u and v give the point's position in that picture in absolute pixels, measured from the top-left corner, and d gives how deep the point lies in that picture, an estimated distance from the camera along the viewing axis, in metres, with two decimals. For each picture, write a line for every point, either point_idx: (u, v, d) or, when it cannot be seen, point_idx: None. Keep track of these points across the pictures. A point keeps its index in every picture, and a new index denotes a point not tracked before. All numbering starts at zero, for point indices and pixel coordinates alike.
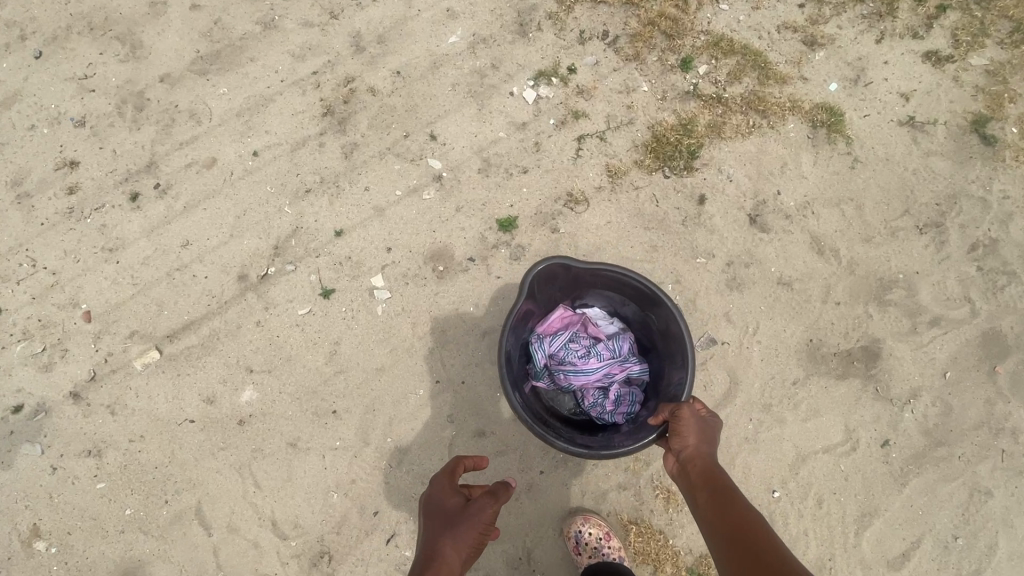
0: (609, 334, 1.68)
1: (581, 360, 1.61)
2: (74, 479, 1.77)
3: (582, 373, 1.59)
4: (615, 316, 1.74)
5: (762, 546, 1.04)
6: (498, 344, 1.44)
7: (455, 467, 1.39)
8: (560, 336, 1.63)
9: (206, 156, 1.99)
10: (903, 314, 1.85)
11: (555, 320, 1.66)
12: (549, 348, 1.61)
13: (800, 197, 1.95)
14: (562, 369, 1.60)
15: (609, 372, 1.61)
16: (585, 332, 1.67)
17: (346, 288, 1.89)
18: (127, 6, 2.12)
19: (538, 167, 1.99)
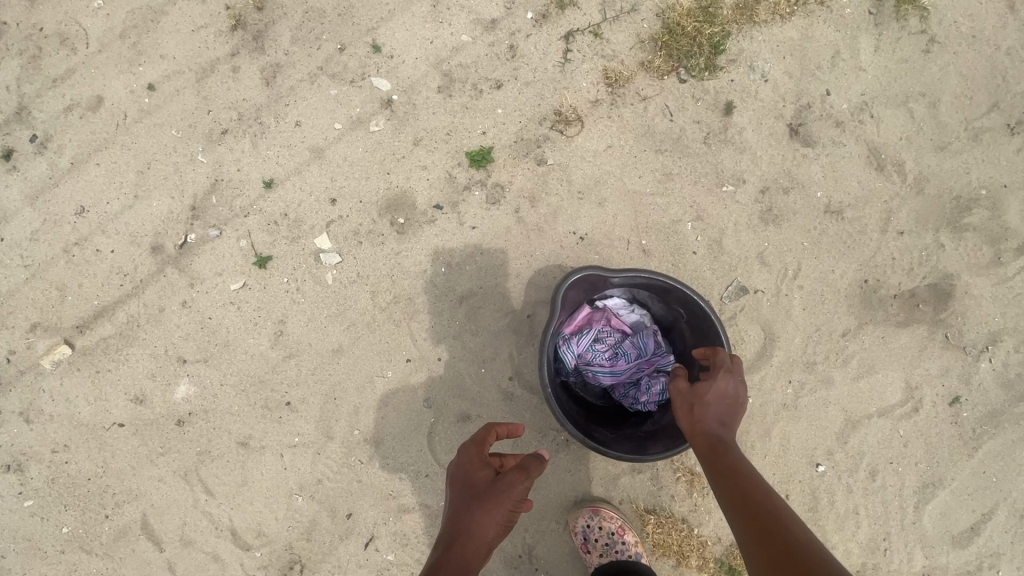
0: (636, 322, 1.37)
1: (611, 360, 1.34)
2: None
3: (612, 373, 1.34)
4: (635, 300, 1.41)
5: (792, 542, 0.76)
6: (543, 359, 1.20)
7: (483, 435, 1.04)
8: (585, 338, 1.34)
9: (90, 96, 1.56)
10: (983, 241, 1.47)
11: (576, 319, 1.35)
12: (575, 355, 1.34)
13: (855, 97, 1.51)
14: (591, 372, 1.35)
15: (642, 367, 1.33)
16: (610, 324, 1.36)
17: (286, 253, 1.52)
18: None
19: (515, 79, 1.54)
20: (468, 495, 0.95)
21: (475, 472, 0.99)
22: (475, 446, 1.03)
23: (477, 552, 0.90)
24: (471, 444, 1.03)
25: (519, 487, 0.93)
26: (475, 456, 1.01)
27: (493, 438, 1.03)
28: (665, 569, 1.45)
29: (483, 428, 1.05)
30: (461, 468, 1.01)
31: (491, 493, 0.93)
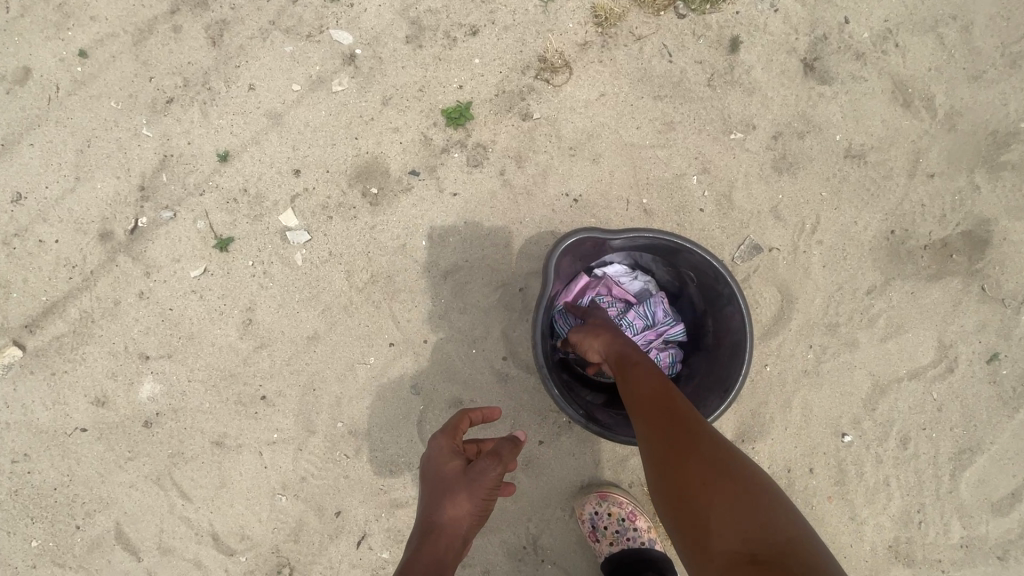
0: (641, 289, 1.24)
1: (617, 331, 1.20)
2: None
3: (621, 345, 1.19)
4: (637, 266, 1.27)
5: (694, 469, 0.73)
6: (535, 340, 1.06)
7: (456, 423, 0.92)
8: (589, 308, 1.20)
9: (16, 68, 1.38)
10: (1023, 180, 1.32)
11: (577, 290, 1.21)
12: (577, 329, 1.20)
13: (877, 23, 1.34)
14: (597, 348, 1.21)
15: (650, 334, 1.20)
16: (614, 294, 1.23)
17: (249, 233, 1.38)
18: None
19: (492, 23, 1.36)
20: (439, 489, 0.82)
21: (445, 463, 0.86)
22: (444, 434, 0.91)
23: (451, 549, 0.78)
24: (440, 433, 0.91)
25: (493, 474, 0.82)
26: (444, 444, 0.89)
27: (466, 425, 0.92)
28: (680, 555, 1.34)
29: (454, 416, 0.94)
30: (429, 459, 0.88)
31: (466, 483, 0.82)
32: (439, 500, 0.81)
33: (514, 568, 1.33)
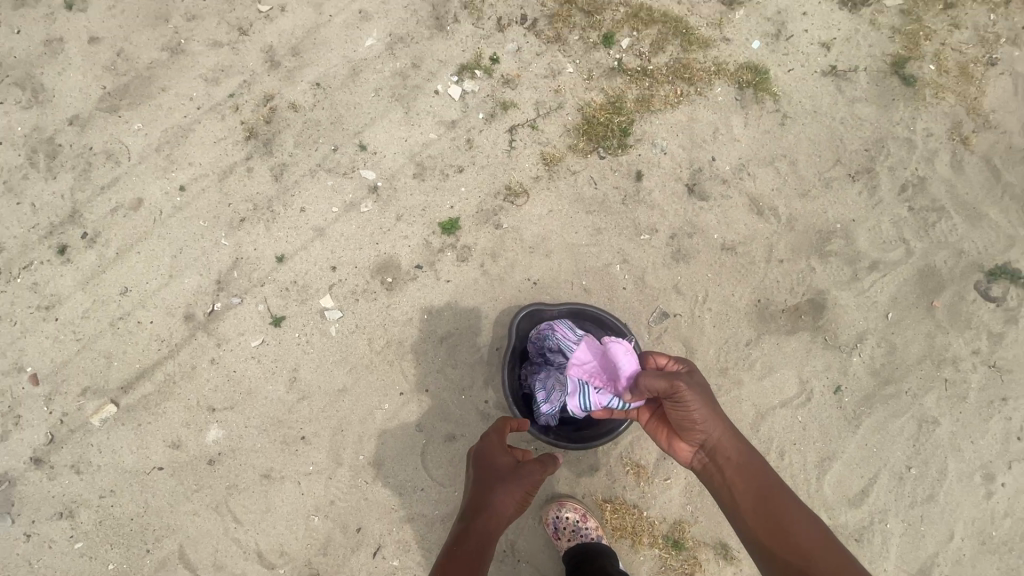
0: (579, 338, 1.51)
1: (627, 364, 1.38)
2: (51, 542, 1.76)
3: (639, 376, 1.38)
4: None
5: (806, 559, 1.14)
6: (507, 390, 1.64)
7: (504, 428, 1.37)
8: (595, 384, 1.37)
9: (133, 198, 1.94)
10: (843, 262, 1.91)
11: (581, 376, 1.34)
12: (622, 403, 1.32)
13: (734, 160, 1.97)
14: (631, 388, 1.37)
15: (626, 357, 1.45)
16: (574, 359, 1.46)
17: (297, 313, 1.87)
18: (21, 47, 2.05)
19: (473, 163, 1.97)
20: (493, 477, 1.29)
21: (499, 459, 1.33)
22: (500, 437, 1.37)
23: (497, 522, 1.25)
24: (493, 432, 1.37)
25: (536, 476, 1.28)
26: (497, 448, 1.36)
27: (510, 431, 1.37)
28: (624, 550, 1.75)
29: (501, 420, 1.38)
30: (490, 454, 1.34)
31: (516, 478, 1.27)
32: (495, 484, 1.27)
33: (497, 567, 1.72)
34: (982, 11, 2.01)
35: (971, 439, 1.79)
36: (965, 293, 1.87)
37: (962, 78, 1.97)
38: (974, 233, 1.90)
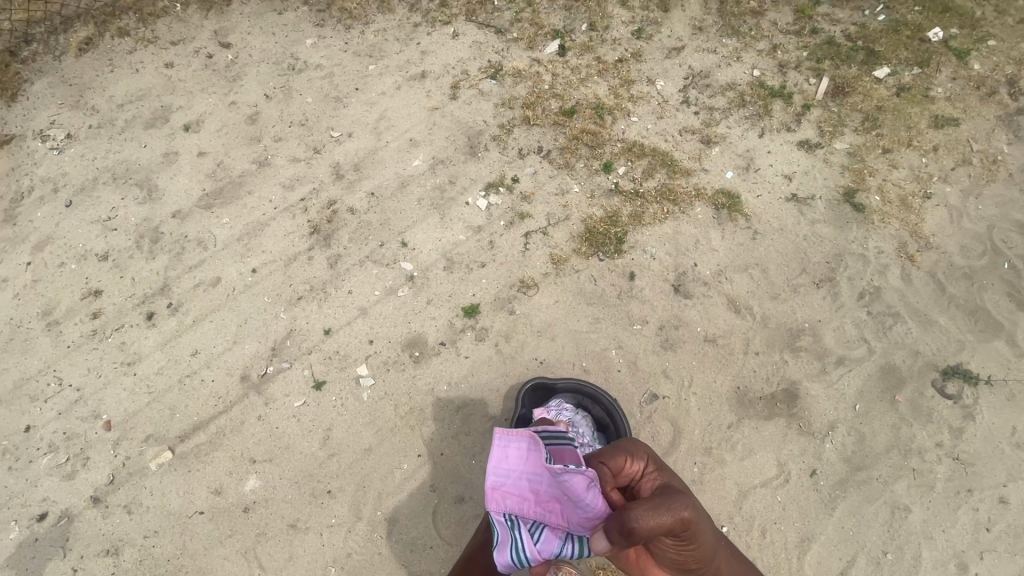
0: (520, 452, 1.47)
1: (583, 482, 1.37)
2: None
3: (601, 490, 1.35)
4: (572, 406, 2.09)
5: None
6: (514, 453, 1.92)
7: None
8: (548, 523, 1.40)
9: (212, 276, 2.39)
10: (813, 357, 2.18)
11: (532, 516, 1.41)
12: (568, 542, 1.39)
13: (714, 266, 2.33)
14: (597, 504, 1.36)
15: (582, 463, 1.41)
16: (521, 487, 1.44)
17: (336, 378, 2.18)
18: (144, 157, 2.73)
19: (493, 260, 2.37)
20: None
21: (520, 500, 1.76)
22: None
23: None
24: None
25: None
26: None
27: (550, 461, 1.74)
28: None
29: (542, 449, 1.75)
30: None
31: None
32: None
33: None
34: (916, 155, 2.46)
35: (942, 528, 1.93)
36: (924, 389, 2.11)
37: (903, 207, 2.38)
38: (927, 336, 2.18)
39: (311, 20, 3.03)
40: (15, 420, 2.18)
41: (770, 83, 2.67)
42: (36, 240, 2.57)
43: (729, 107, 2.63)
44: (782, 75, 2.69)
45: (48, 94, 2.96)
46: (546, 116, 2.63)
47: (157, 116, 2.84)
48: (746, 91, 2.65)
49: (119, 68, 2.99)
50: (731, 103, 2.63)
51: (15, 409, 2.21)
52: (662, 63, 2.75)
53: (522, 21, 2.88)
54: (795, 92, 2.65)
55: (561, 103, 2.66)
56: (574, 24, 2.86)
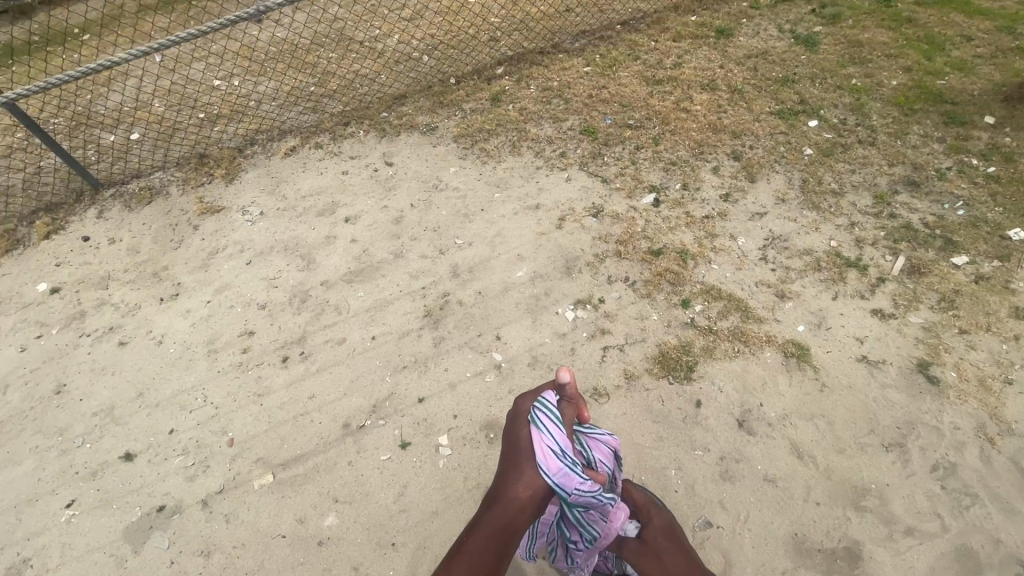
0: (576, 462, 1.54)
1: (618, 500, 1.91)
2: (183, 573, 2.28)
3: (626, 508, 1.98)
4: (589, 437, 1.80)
5: None
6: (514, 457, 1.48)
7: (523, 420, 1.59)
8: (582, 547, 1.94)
9: (339, 336, 2.92)
10: (879, 520, 2.16)
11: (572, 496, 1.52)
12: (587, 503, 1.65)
13: (780, 409, 2.45)
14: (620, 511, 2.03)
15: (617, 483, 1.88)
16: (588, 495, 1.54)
17: (419, 442, 2.50)
18: (311, 236, 3.48)
19: (572, 365, 2.68)
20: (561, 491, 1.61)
21: (518, 511, 1.40)
22: (530, 491, 1.43)
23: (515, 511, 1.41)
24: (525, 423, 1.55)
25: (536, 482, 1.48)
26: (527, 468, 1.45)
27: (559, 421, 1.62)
28: None
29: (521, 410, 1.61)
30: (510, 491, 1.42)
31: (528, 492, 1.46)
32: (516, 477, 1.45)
33: None
34: (995, 340, 2.55)
35: None
36: None
37: (981, 388, 2.42)
38: (1010, 525, 2.11)
39: (456, 153, 3.84)
40: (166, 422, 2.75)
41: (846, 254, 2.95)
42: (218, 286, 3.31)
43: (805, 268, 2.92)
44: (858, 248, 2.97)
45: (256, 180, 3.92)
46: (636, 252, 3.07)
47: (328, 207, 3.65)
48: (822, 257, 2.95)
49: (309, 169, 3.93)
50: (807, 266, 2.92)
51: (168, 413, 2.78)
52: (744, 223, 3.15)
53: (625, 175, 3.48)
54: (870, 264, 2.90)
55: (650, 243, 3.10)
56: (669, 182, 3.40)
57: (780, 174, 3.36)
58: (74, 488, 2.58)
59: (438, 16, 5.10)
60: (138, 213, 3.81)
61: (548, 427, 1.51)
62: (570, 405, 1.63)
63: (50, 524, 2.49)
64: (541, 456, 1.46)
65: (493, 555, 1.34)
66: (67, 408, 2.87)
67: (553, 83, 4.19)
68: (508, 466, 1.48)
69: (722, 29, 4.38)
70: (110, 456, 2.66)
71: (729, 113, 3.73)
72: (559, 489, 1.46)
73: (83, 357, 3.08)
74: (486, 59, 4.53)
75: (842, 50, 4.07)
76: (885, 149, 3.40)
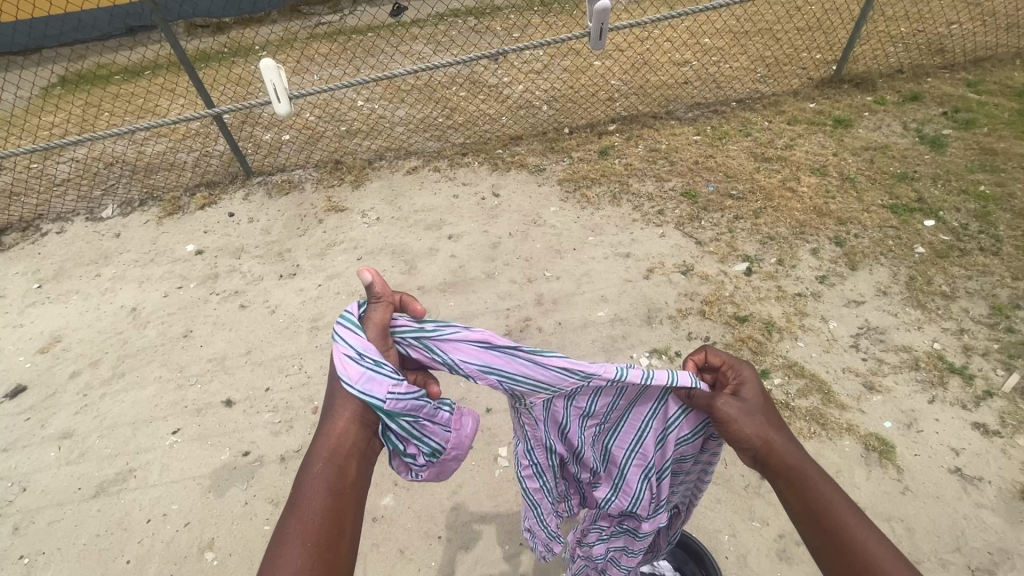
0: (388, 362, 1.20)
1: (675, 432, 1.39)
2: (253, 515, 2.56)
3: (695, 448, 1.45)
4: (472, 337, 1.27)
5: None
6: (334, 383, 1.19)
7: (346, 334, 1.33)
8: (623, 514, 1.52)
9: None
10: None
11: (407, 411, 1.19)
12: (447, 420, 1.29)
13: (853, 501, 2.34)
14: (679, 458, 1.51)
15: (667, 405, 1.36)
16: (424, 406, 1.22)
17: (481, 448, 2.67)
18: (416, 245, 3.84)
19: None
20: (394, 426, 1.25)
21: (343, 435, 1.14)
22: (347, 414, 1.16)
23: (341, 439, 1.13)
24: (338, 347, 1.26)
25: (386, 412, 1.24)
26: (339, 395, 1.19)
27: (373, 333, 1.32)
28: None
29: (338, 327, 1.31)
30: (338, 415, 1.15)
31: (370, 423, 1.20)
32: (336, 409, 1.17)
33: None
34: None
35: None
36: None
37: None
38: None
39: (559, 194, 4.10)
40: (263, 380, 3.10)
41: (949, 358, 2.80)
42: (329, 272, 3.71)
43: (900, 365, 2.80)
44: (965, 355, 2.80)
45: (377, 188, 4.39)
46: (720, 315, 3.09)
47: (435, 222, 4.01)
48: (921, 357, 2.81)
49: (425, 188, 4.34)
50: (903, 362, 2.80)
51: (268, 372, 3.14)
52: (838, 308, 3.09)
53: (720, 241, 3.54)
54: (977, 375, 2.72)
55: (736, 309, 3.12)
56: (764, 255, 3.42)
57: (885, 266, 3.27)
58: (180, 419, 2.98)
59: (563, 73, 5.56)
60: (277, 201, 4.39)
61: (343, 334, 1.18)
62: (379, 303, 1.25)
63: (156, 445, 2.87)
64: (338, 367, 1.16)
65: (327, 492, 1.05)
66: (188, 350, 3.32)
67: (661, 146, 4.39)
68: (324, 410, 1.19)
69: (842, 119, 4.40)
70: (214, 399, 3.04)
71: (837, 199, 3.71)
72: (371, 398, 1.14)
73: (209, 311, 3.54)
74: (600, 116, 4.85)
75: (973, 154, 3.93)
76: (1010, 260, 3.21)
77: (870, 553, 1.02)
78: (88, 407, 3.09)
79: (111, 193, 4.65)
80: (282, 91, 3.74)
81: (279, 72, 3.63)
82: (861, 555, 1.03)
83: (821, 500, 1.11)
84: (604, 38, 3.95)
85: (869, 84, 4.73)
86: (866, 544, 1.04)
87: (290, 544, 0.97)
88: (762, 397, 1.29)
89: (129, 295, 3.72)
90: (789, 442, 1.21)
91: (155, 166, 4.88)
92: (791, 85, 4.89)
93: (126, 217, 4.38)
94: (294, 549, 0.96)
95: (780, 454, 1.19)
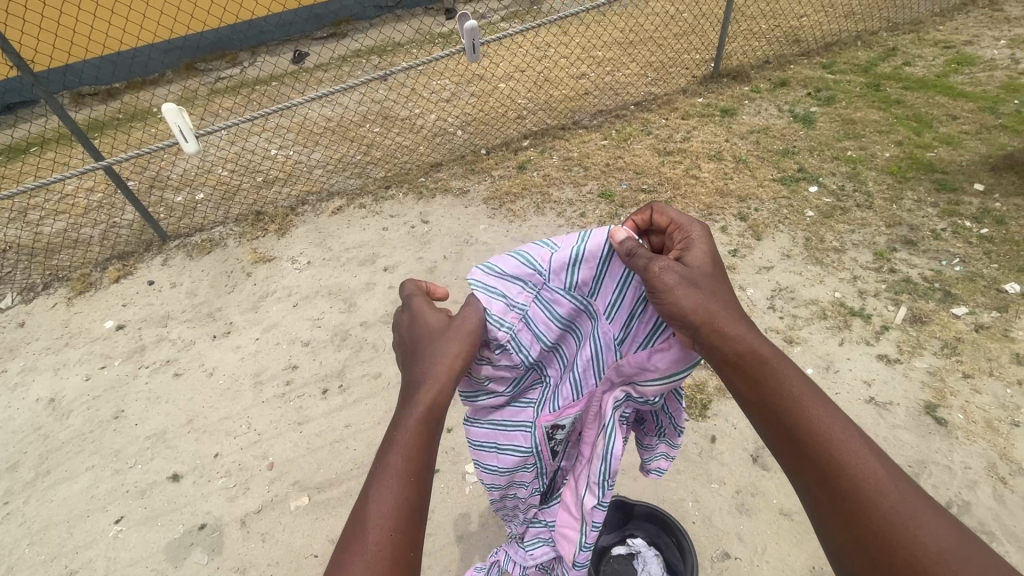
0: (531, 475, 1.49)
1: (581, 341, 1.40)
2: None
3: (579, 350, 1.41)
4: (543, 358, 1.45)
5: (827, 465, 1.06)
6: (418, 368, 1.19)
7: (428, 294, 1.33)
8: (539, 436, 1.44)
9: (375, 371, 3.19)
10: None
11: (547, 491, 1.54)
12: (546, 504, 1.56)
13: None
14: (602, 438, 1.36)
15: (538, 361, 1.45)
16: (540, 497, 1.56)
17: (447, 469, 2.70)
18: (352, 282, 3.82)
19: None
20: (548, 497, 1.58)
21: (426, 427, 1.13)
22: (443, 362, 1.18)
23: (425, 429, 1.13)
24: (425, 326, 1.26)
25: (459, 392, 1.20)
26: (434, 341, 1.22)
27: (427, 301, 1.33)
28: None
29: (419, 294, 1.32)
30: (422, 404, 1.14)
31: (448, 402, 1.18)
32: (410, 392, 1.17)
33: None
34: (998, 384, 2.68)
35: None
36: None
37: (988, 429, 2.54)
38: None
39: (486, 212, 4.23)
40: (211, 446, 2.96)
41: (850, 304, 3.15)
42: (266, 324, 3.62)
43: (812, 316, 3.11)
44: (861, 299, 3.17)
45: (305, 233, 4.33)
46: None
47: (368, 257, 4.02)
48: (827, 307, 3.15)
49: (353, 225, 4.34)
50: (813, 314, 3.12)
51: (213, 437, 3.00)
52: (752, 276, 3.39)
53: None
54: (874, 314, 3.07)
55: None
56: None
57: (784, 232, 3.64)
58: (123, 505, 2.78)
59: (471, 99, 5.77)
60: (199, 261, 4.22)
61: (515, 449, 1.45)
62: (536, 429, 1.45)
63: (99, 539, 2.67)
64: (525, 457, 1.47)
65: (418, 440, 1.11)
66: (121, 432, 3.10)
67: (573, 154, 4.66)
68: (414, 356, 1.24)
69: (726, 109, 4.88)
70: (158, 477, 2.87)
71: (734, 180, 4.09)
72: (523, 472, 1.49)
73: (140, 387, 3.34)
74: (513, 134, 5.07)
75: (838, 126, 4.46)
76: (881, 211, 3.67)
77: (830, 439, 1.07)
78: (12, 515, 2.82)
79: (8, 281, 4.29)
80: (188, 132, 3.65)
81: (182, 114, 3.55)
82: (821, 441, 1.07)
83: (781, 390, 1.12)
84: (477, 51, 4.18)
85: (744, 75, 5.28)
86: (828, 433, 1.08)
87: (384, 484, 1.07)
88: (702, 265, 1.22)
89: (44, 386, 3.44)
90: (735, 320, 1.16)
91: (56, 246, 4.57)
92: (678, 85, 5.36)
93: (29, 304, 4.06)
94: (389, 488, 1.07)
95: (726, 333, 1.14)
